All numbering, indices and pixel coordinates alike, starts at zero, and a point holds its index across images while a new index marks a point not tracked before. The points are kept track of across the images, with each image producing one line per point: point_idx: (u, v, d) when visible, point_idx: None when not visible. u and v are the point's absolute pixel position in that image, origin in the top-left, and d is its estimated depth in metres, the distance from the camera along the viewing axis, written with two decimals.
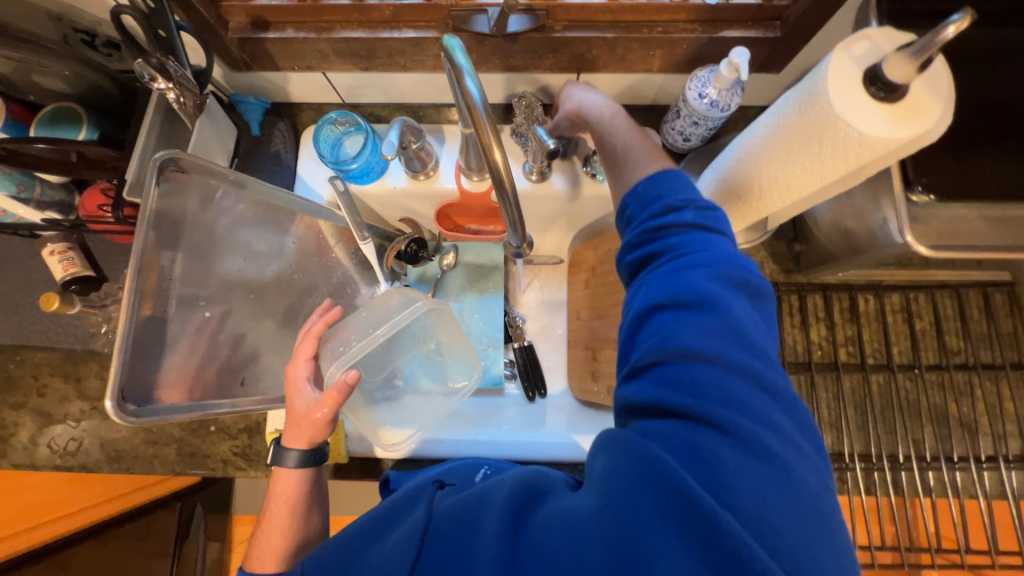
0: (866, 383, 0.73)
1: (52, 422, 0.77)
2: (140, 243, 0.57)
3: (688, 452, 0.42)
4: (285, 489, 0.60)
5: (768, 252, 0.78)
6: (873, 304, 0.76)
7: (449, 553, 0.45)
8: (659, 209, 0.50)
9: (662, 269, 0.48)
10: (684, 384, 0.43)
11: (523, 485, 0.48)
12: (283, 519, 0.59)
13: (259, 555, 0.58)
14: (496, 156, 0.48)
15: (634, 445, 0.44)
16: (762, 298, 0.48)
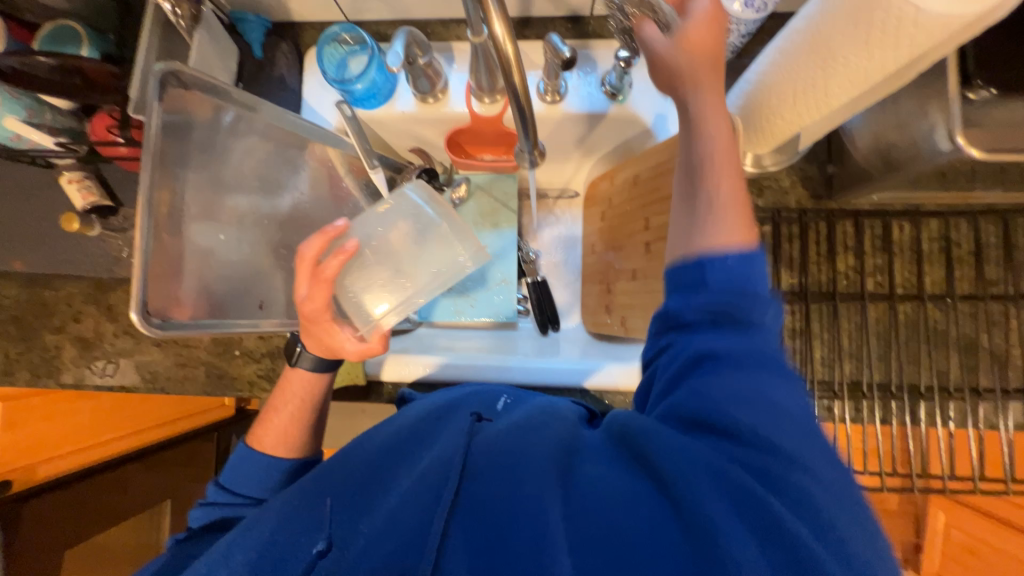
0: (893, 313, 0.71)
1: (89, 345, 0.81)
2: (148, 159, 0.55)
3: (752, 463, 0.39)
4: (297, 387, 0.66)
5: (797, 176, 0.74)
6: (909, 232, 0.71)
7: (490, 523, 0.41)
8: (725, 277, 0.45)
9: (727, 326, 0.44)
10: (749, 397, 0.41)
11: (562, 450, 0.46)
12: (293, 414, 0.65)
13: (270, 434, 0.65)
14: (509, 47, 0.44)
15: (693, 445, 0.41)
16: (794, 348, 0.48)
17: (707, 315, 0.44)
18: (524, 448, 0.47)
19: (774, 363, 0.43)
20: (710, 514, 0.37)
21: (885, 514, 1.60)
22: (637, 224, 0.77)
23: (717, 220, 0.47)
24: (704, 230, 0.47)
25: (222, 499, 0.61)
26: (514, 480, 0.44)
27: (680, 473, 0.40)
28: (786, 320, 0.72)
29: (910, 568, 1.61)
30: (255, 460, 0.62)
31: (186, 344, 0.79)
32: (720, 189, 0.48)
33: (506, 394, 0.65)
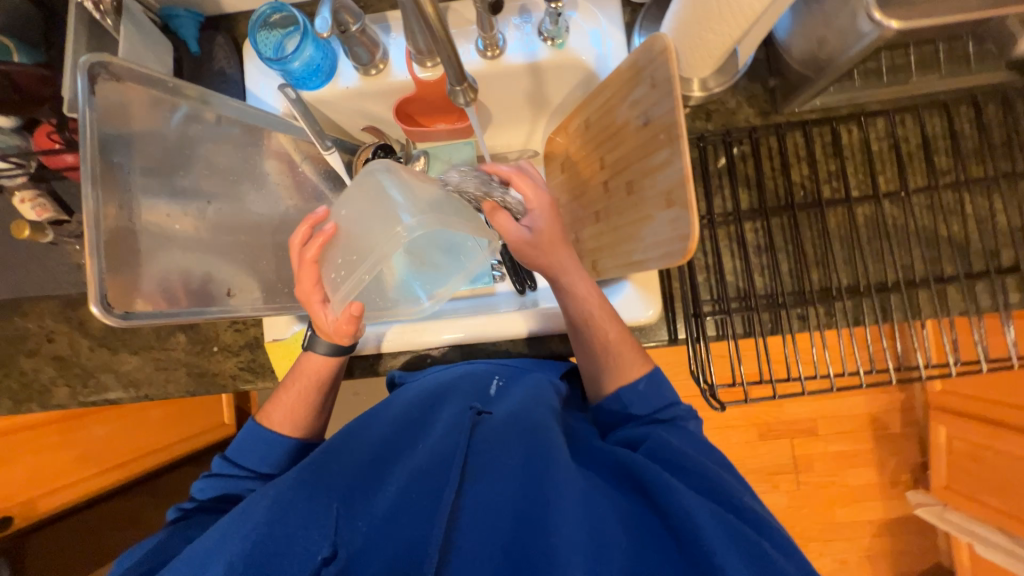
0: (852, 215, 0.72)
1: (68, 363, 0.81)
2: (88, 154, 0.56)
3: (703, 478, 0.51)
4: (312, 371, 0.66)
5: (742, 96, 0.75)
6: (857, 135, 0.73)
7: (480, 514, 0.49)
8: (657, 409, 0.60)
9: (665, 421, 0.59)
10: (694, 470, 0.52)
11: (539, 449, 0.53)
12: (304, 396, 0.66)
13: (277, 411, 0.65)
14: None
15: (641, 515, 0.49)
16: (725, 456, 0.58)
17: (643, 420, 0.60)
18: (519, 444, 0.54)
19: (710, 452, 0.57)
20: (681, 502, 0.47)
21: (891, 437, 1.62)
22: (594, 166, 0.78)
23: (625, 359, 0.63)
24: (611, 372, 0.63)
25: (226, 470, 0.62)
26: (516, 480, 0.51)
27: (652, 477, 0.50)
28: (750, 238, 0.73)
29: (921, 487, 1.63)
30: (260, 438, 0.63)
31: (165, 348, 0.80)
32: (609, 334, 0.63)
33: (496, 376, 0.70)
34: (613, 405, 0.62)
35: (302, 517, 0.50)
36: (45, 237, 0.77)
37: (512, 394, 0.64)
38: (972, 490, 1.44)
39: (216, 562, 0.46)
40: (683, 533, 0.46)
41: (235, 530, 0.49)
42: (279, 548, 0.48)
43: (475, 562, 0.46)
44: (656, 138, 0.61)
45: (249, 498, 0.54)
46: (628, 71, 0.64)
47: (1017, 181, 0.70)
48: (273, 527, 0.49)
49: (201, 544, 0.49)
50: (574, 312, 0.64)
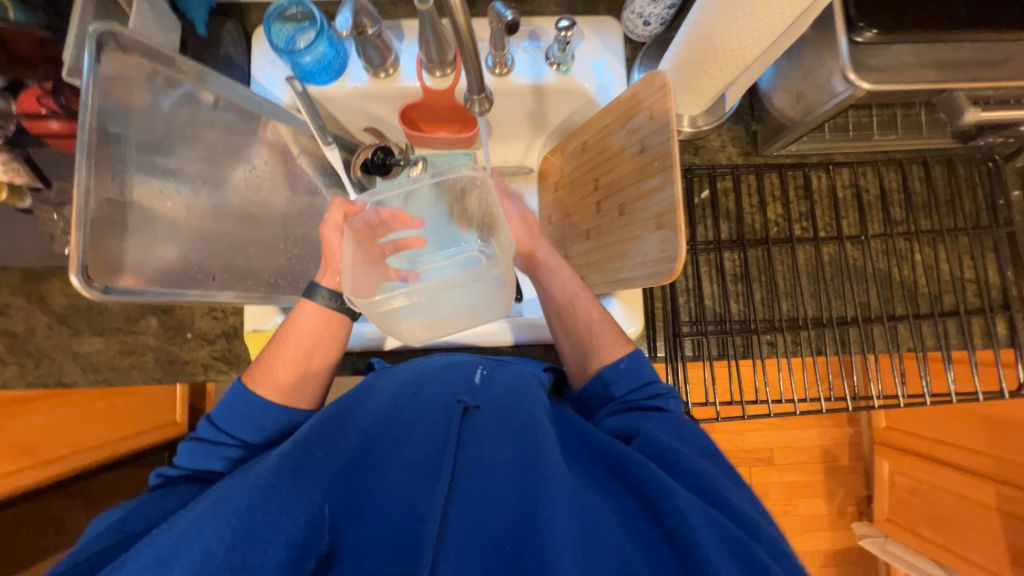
0: (818, 253, 0.78)
1: (20, 340, 0.76)
2: (89, 120, 0.53)
3: (692, 476, 0.52)
4: (304, 325, 0.65)
5: (727, 136, 0.82)
6: (825, 180, 0.80)
7: (464, 513, 0.48)
8: (641, 390, 0.63)
9: (654, 412, 0.61)
10: (686, 470, 0.52)
11: (531, 445, 0.52)
12: (293, 357, 0.64)
13: (265, 373, 0.63)
14: (462, 15, 0.47)
15: (632, 513, 0.50)
16: (713, 454, 0.59)
17: (621, 401, 0.64)
18: (512, 439, 0.53)
19: (694, 439, 0.58)
20: (682, 503, 0.47)
21: (840, 470, 1.71)
22: (588, 187, 0.81)
23: (605, 342, 0.67)
24: (598, 353, 0.67)
25: (207, 435, 0.60)
26: (509, 479, 0.50)
27: (647, 476, 0.50)
28: (728, 266, 0.79)
29: (864, 519, 1.73)
30: (242, 401, 0.60)
31: (133, 332, 0.77)
32: (593, 317, 0.68)
33: (480, 365, 0.68)
34: (596, 386, 0.66)
35: (284, 502, 0.46)
36: (21, 201, 0.72)
37: (500, 384, 0.63)
38: (911, 523, 1.53)
39: (188, 553, 0.41)
40: (679, 530, 0.46)
41: (210, 513, 0.44)
42: (260, 535, 0.44)
43: (462, 561, 0.45)
44: (648, 168, 0.65)
45: (224, 482, 0.49)
46: (628, 101, 0.69)
47: (958, 236, 0.78)
48: (255, 513, 0.45)
49: (169, 530, 0.44)
50: (560, 294, 0.70)
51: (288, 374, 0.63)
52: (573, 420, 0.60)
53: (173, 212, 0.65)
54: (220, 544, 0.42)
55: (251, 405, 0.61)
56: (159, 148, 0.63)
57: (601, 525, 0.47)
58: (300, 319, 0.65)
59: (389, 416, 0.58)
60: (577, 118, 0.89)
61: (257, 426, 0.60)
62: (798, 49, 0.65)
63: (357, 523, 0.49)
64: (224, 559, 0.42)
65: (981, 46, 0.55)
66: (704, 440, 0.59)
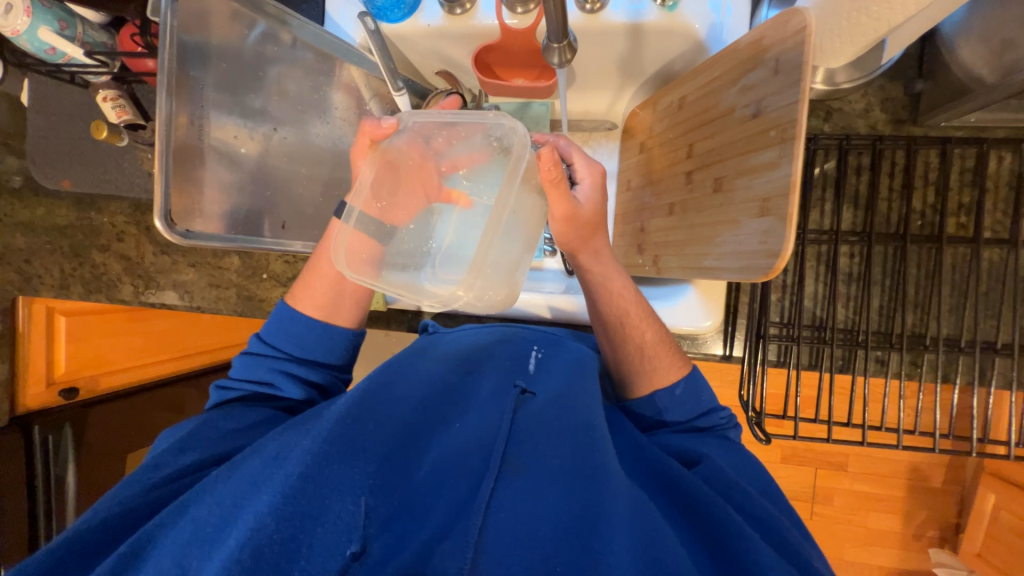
0: (974, 259, 0.62)
1: (133, 264, 0.86)
2: (166, 61, 0.54)
3: (756, 511, 0.48)
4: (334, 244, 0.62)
5: (876, 97, 0.64)
6: (1009, 164, 0.61)
7: (513, 515, 0.47)
8: (695, 418, 0.59)
9: (707, 438, 0.58)
10: (745, 503, 0.49)
11: (582, 454, 0.50)
12: (327, 275, 0.63)
13: (304, 290, 0.64)
14: None
15: (687, 540, 0.47)
16: (773, 490, 0.54)
17: (679, 425, 0.59)
18: (564, 442, 0.52)
19: (752, 472, 0.55)
20: (746, 542, 0.44)
21: (928, 491, 1.51)
22: (679, 153, 0.70)
23: (658, 364, 0.60)
24: (645, 376, 0.61)
25: (257, 349, 0.63)
26: (559, 485, 0.49)
27: (702, 503, 0.47)
28: (842, 263, 0.65)
29: (946, 547, 1.54)
30: (287, 318, 0.62)
31: (219, 266, 0.84)
32: (646, 335, 0.61)
33: (529, 350, 0.68)
34: (646, 409, 0.61)
35: (335, 476, 0.46)
36: (121, 141, 0.78)
37: (553, 373, 0.63)
38: (1005, 564, 1.35)
39: (244, 519, 0.42)
40: (738, 563, 0.43)
41: (266, 479, 0.46)
42: (310, 509, 0.44)
43: (512, 566, 0.43)
44: (755, 139, 0.54)
45: (277, 443, 0.50)
46: (749, 47, 0.55)
47: None
48: (306, 483, 0.44)
49: (230, 487, 0.46)
50: (608, 308, 0.61)
51: (324, 292, 0.63)
52: (626, 428, 0.57)
53: (248, 158, 0.66)
54: (271, 511, 0.42)
55: (296, 321, 0.62)
56: (237, 90, 0.63)
57: (659, 547, 0.44)
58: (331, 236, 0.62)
59: (440, 401, 0.59)
60: (678, 67, 0.75)
61: (314, 355, 0.62)
62: None
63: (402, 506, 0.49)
64: (276, 530, 0.42)
65: None
66: (761, 472, 0.55)
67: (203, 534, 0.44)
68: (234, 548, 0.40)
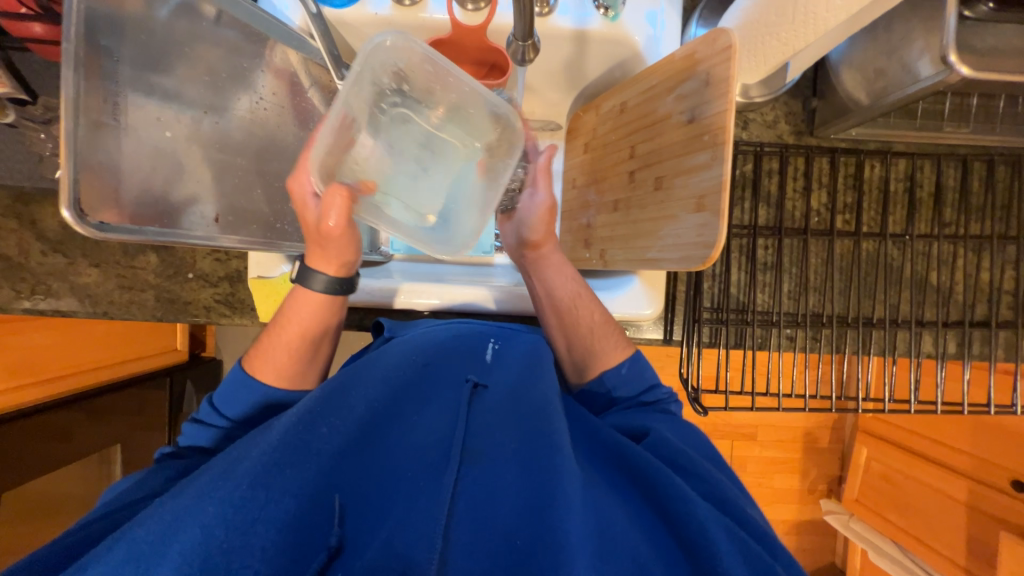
0: (856, 249, 0.74)
1: (13, 265, 0.72)
2: (73, 29, 0.46)
3: (705, 484, 0.53)
4: (301, 313, 0.62)
5: (781, 111, 0.75)
6: (879, 171, 0.74)
7: (474, 505, 0.47)
8: (641, 395, 0.65)
9: (657, 414, 0.63)
10: (687, 468, 0.54)
11: (545, 438, 0.51)
12: (291, 343, 0.62)
13: (264, 359, 0.61)
14: None
15: (639, 514, 0.50)
16: (716, 460, 0.60)
17: (627, 401, 0.65)
18: (522, 430, 0.53)
19: (699, 443, 0.60)
20: (691, 506, 0.47)
21: (819, 450, 1.77)
22: (622, 154, 0.75)
23: (604, 345, 0.67)
24: (596, 357, 0.67)
25: (208, 418, 0.59)
26: (518, 469, 0.50)
27: (648, 470, 0.51)
28: (759, 254, 0.75)
29: (833, 497, 1.81)
30: (244, 386, 0.60)
31: (132, 267, 0.74)
32: (594, 318, 0.68)
33: (491, 337, 0.69)
34: (597, 387, 0.67)
35: (286, 481, 0.44)
36: (4, 117, 0.66)
37: (509, 365, 0.64)
38: (876, 506, 1.60)
39: (186, 531, 0.39)
40: (688, 530, 0.46)
41: (209, 487, 0.42)
42: (262, 516, 0.42)
43: (474, 555, 0.44)
44: (693, 142, 0.60)
45: (227, 452, 0.47)
46: (683, 60, 0.62)
47: (1009, 244, 0.74)
48: (258, 493, 0.42)
49: (164, 505, 0.41)
50: (562, 292, 0.69)
51: (287, 360, 0.61)
52: (582, 413, 0.60)
53: (172, 142, 0.59)
54: (221, 524, 0.40)
55: (251, 387, 0.60)
56: (156, 63, 0.56)
57: (613, 527, 0.46)
58: (298, 305, 0.62)
59: (396, 394, 0.57)
60: (618, 74, 0.81)
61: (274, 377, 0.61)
62: (887, 18, 0.57)
63: (362, 507, 0.48)
64: (223, 541, 0.40)
65: None
66: (706, 445, 0.61)
67: (140, 551, 0.38)
68: (176, 566, 0.37)
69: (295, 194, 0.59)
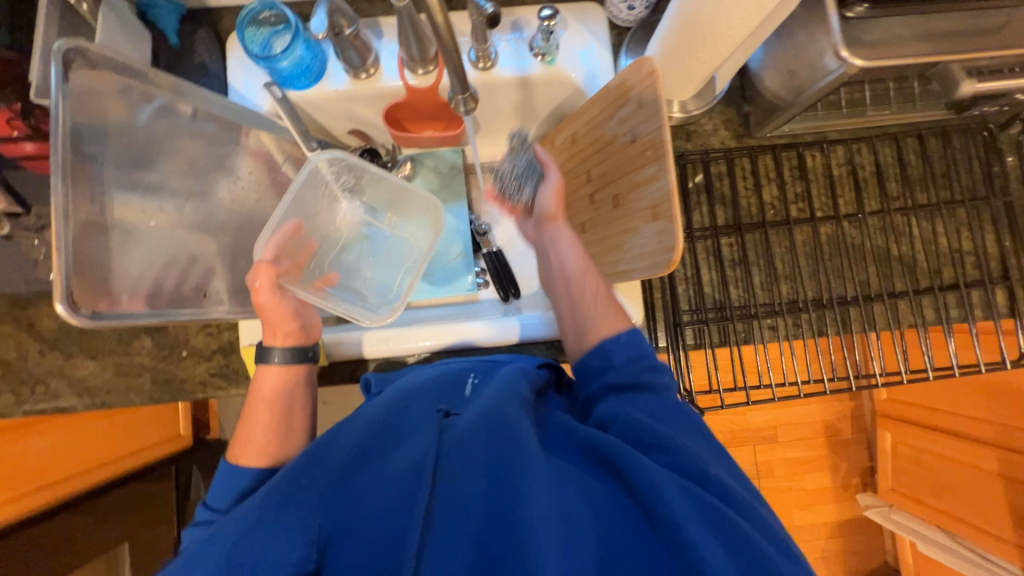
0: (816, 234, 0.78)
1: (12, 368, 0.74)
2: (61, 143, 0.50)
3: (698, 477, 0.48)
4: (267, 387, 0.64)
5: (719, 119, 0.80)
6: (820, 159, 0.79)
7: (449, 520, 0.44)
8: (637, 372, 0.60)
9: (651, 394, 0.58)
10: (665, 447, 0.51)
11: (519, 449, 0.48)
12: (267, 419, 0.61)
13: (245, 444, 0.60)
14: None
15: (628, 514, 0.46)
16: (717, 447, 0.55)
17: (620, 371, 0.60)
18: (498, 439, 0.49)
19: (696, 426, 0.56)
20: (666, 500, 0.45)
21: (842, 442, 1.73)
22: (580, 179, 0.80)
23: (605, 314, 0.66)
24: (596, 325, 0.65)
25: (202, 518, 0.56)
26: (492, 478, 0.46)
27: (626, 461, 0.48)
28: (726, 252, 0.78)
29: (869, 490, 1.75)
30: (231, 476, 0.58)
31: (127, 353, 0.76)
32: (597, 289, 0.68)
33: (473, 373, 0.68)
34: (594, 357, 0.63)
35: (270, 530, 0.45)
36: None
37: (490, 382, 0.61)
38: (916, 492, 1.54)
39: None
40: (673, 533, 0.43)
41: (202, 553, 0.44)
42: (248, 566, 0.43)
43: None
44: (638, 158, 0.65)
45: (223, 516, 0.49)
46: (617, 89, 0.67)
47: (957, 208, 0.78)
48: (241, 547, 0.44)
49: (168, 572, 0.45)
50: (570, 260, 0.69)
51: (267, 438, 0.60)
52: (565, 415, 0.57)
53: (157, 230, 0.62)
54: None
55: (236, 475, 0.58)
56: (139, 161, 0.61)
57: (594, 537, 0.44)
58: (264, 382, 0.64)
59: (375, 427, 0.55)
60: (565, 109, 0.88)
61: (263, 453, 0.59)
62: (788, 27, 0.63)
63: (341, 537, 0.45)
64: None
65: (971, 14, 0.54)
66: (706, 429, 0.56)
67: None
68: None
69: (249, 287, 0.65)
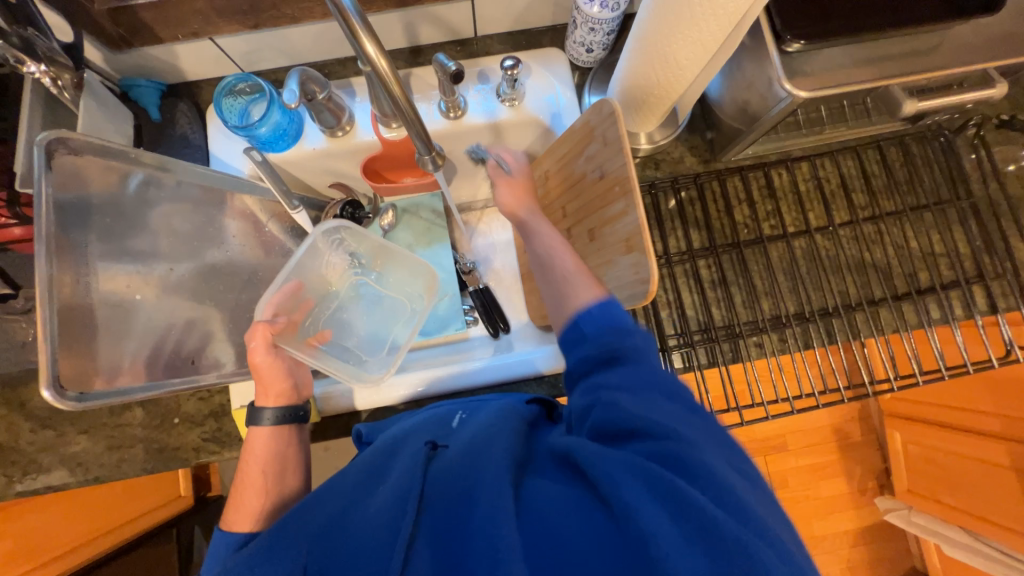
0: (791, 249, 0.79)
1: (4, 450, 0.74)
2: (43, 237, 0.52)
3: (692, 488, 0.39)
4: (259, 448, 0.62)
5: (684, 147, 0.83)
6: (787, 177, 0.82)
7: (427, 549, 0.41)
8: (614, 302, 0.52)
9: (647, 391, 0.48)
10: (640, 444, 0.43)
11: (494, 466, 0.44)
12: (258, 483, 0.60)
13: (236, 510, 0.58)
14: (383, 63, 0.45)
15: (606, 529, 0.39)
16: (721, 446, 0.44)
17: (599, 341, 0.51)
18: (476, 462, 0.45)
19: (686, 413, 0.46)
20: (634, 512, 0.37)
21: (853, 446, 1.70)
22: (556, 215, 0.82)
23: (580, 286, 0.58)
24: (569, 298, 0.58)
25: None
26: (469, 499, 0.42)
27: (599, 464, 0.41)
28: (705, 274, 0.80)
29: (886, 493, 1.71)
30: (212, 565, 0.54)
31: (119, 425, 0.76)
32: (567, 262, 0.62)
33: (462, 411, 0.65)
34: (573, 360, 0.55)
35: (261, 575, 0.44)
36: None
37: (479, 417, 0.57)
38: (931, 491, 1.50)
39: None
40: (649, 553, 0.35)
41: None
42: None
43: None
44: (609, 193, 0.66)
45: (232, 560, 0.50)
46: (582, 129, 0.70)
47: (924, 213, 0.80)
48: None
49: None
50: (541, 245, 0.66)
51: (259, 503, 0.58)
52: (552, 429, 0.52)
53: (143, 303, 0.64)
54: None
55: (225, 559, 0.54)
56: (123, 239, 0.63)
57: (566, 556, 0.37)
58: (256, 446, 0.62)
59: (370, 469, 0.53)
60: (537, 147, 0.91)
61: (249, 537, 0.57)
62: (737, 62, 0.66)
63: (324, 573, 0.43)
64: None
65: (903, 40, 0.58)
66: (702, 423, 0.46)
67: None
68: None
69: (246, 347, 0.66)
